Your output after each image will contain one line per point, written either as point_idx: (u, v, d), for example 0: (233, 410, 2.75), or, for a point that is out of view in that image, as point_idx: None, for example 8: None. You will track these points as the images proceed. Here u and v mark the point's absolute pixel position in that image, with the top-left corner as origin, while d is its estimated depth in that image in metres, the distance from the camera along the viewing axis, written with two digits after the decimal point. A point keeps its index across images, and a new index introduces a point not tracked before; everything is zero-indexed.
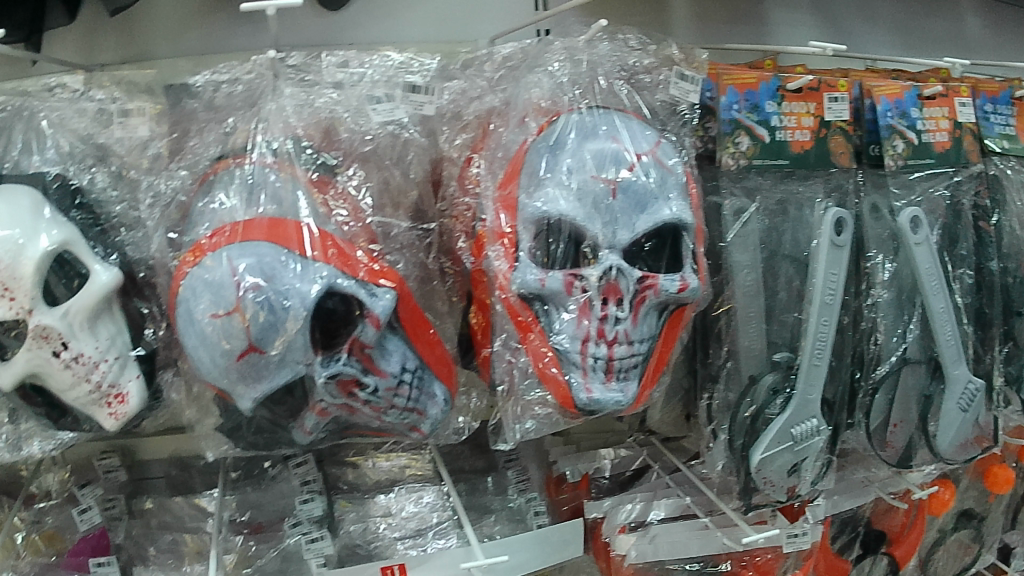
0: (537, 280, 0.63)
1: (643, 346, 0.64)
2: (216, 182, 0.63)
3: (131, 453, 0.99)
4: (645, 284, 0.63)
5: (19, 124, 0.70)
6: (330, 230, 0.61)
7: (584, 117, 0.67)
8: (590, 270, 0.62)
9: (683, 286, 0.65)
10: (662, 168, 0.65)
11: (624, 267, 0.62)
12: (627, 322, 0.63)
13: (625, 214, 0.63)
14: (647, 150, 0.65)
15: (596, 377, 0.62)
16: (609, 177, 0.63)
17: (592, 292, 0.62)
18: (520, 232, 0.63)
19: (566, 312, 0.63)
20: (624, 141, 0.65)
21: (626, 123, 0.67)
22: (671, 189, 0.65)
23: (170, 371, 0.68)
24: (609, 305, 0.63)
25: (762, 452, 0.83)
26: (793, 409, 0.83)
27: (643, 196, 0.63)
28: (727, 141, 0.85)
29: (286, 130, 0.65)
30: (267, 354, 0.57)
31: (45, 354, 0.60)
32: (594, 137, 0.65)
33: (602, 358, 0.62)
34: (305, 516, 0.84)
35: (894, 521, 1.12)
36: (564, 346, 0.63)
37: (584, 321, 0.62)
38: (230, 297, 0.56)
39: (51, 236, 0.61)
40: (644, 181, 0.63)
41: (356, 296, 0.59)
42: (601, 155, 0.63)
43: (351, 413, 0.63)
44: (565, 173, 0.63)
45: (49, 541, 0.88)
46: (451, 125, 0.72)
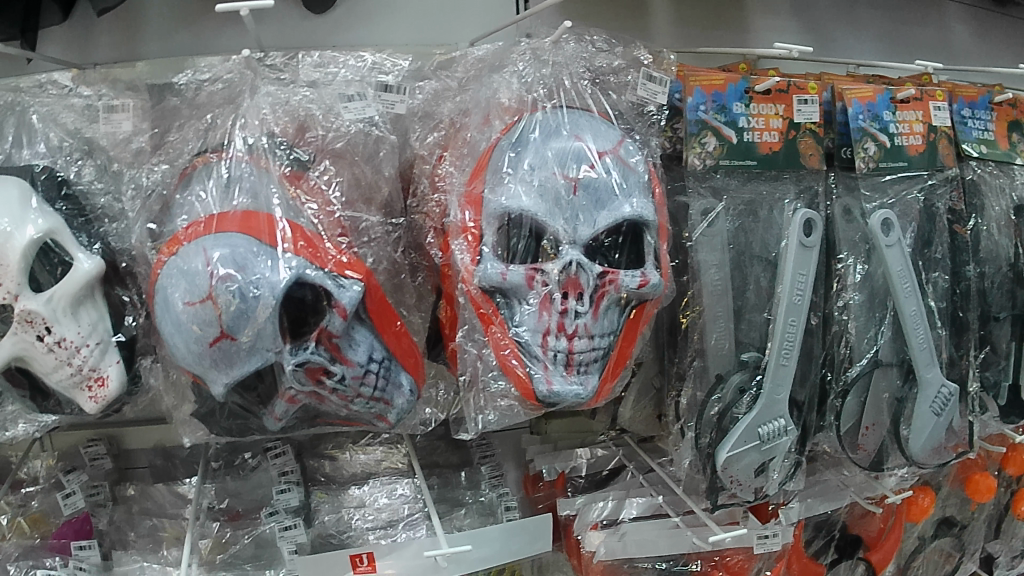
0: (499, 273, 0.65)
1: (603, 341, 0.67)
2: (195, 176, 0.65)
3: (118, 442, 1.02)
4: (605, 280, 0.67)
5: (11, 118, 0.73)
6: (302, 222, 0.64)
7: (548, 117, 0.69)
8: (551, 265, 0.65)
9: (643, 282, 0.68)
10: (624, 166, 0.68)
11: (584, 262, 0.65)
12: (587, 316, 0.66)
13: (586, 211, 0.66)
14: (610, 150, 0.68)
15: (557, 371, 0.65)
16: (571, 175, 0.66)
17: (552, 287, 0.65)
18: (484, 227, 0.66)
19: (528, 306, 0.66)
20: (587, 140, 0.68)
21: (590, 123, 0.70)
22: (633, 188, 0.68)
23: (149, 358, 0.71)
24: (569, 300, 0.66)
25: (729, 451, 0.85)
26: (760, 408, 0.85)
27: (604, 194, 0.66)
28: (694, 142, 0.87)
29: (263, 126, 0.68)
30: (238, 341, 0.60)
31: (30, 338, 0.63)
32: (557, 136, 0.68)
33: (562, 352, 0.65)
34: (282, 505, 0.87)
35: (869, 525, 1.13)
36: (526, 339, 0.66)
37: (545, 315, 0.65)
38: (204, 285, 0.59)
39: (37, 225, 0.63)
40: (606, 179, 0.66)
41: (323, 286, 0.62)
42: (563, 153, 0.67)
43: (320, 401, 0.65)
44: (528, 171, 0.66)
45: (34, 524, 0.90)
46: (423, 124, 0.75)
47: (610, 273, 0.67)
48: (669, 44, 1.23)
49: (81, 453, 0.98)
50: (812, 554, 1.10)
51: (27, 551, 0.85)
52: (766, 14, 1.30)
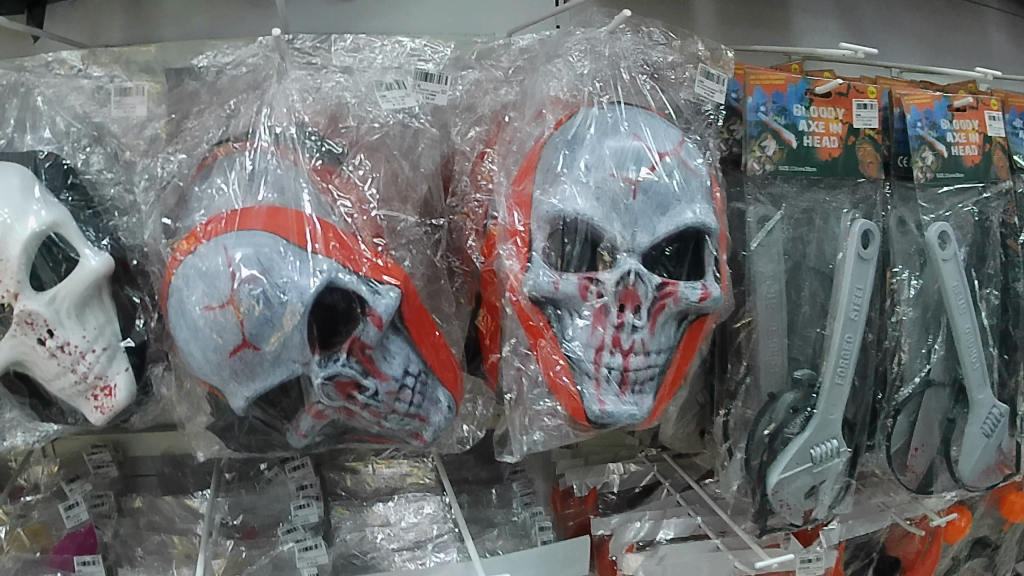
0: (551, 283, 0.59)
1: (660, 358, 0.60)
2: (215, 167, 0.60)
3: (124, 449, 0.95)
4: (665, 291, 0.60)
5: (14, 100, 0.67)
6: (333, 221, 0.58)
7: (605, 112, 0.63)
8: (606, 274, 0.59)
9: (704, 295, 0.62)
10: (686, 169, 0.62)
11: (643, 272, 0.59)
12: (645, 332, 0.59)
13: (645, 216, 0.60)
14: (672, 150, 0.62)
15: (610, 389, 0.59)
16: (630, 177, 0.60)
17: (608, 299, 0.59)
18: (534, 231, 0.60)
19: (580, 319, 0.60)
20: (646, 140, 0.62)
21: (649, 121, 0.64)
22: (695, 192, 0.61)
23: (161, 366, 0.65)
24: (626, 314, 0.59)
25: (780, 474, 0.79)
26: (814, 428, 0.79)
27: (665, 199, 0.60)
28: (754, 145, 0.80)
29: (291, 115, 0.62)
30: (262, 351, 0.54)
31: (31, 341, 0.57)
32: (615, 134, 0.62)
33: (616, 369, 0.58)
34: (301, 522, 0.80)
35: (908, 548, 1.04)
36: (577, 354, 0.60)
37: (599, 329, 0.59)
38: (224, 289, 0.53)
39: (41, 217, 0.57)
40: (667, 183, 0.60)
41: (358, 293, 0.56)
42: (621, 153, 0.60)
43: (350, 417, 0.59)
44: (583, 171, 0.60)
45: (34, 535, 0.84)
46: (464, 118, 0.69)
47: (670, 284, 0.61)
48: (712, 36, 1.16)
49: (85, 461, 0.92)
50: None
51: (25, 568, 0.79)
52: (810, 13, 1.23)
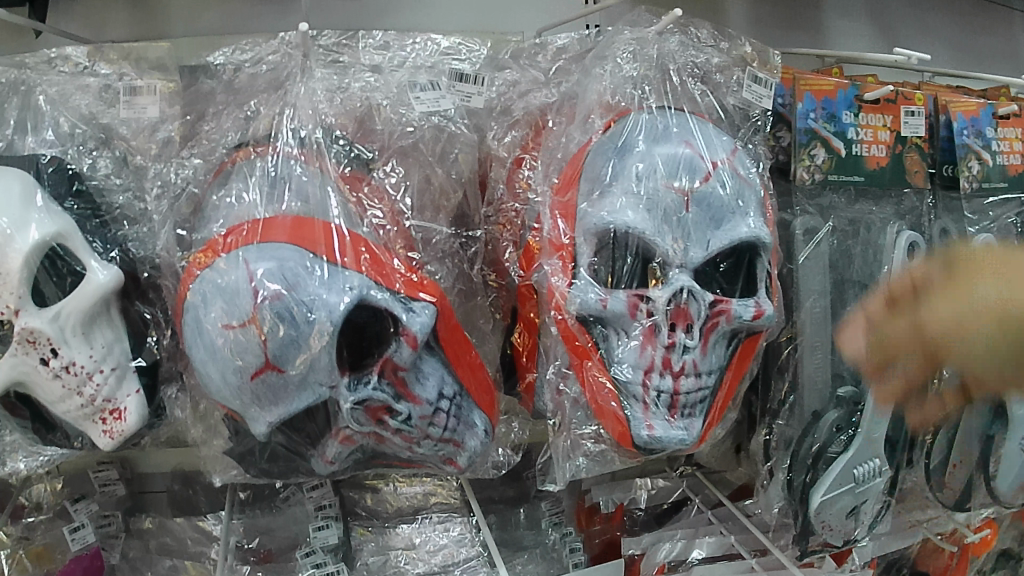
0: (599, 300, 0.55)
1: (711, 380, 0.55)
2: (234, 173, 0.55)
3: (132, 465, 0.89)
4: (718, 309, 0.55)
5: (14, 99, 0.62)
6: (363, 233, 0.54)
7: (655, 118, 0.59)
8: (657, 291, 0.55)
9: (758, 313, 0.57)
10: (739, 179, 0.57)
11: (697, 289, 0.54)
12: (697, 352, 0.54)
13: (699, 229, 0.55)
14: (724, 158, 0.57)
15: (659, 414, 0.54)
16: (682, 187, 0.55)
17: (658, 317, 0.54)
18: (580, 244, 0.56)
19: (627, 338, 0.55)
20: (698, 147, 0.57)
21: (702, 127, 0.59)
22: (749, 204, 0.57)
23: (174, 387, 0.60)
24: (676, 333, 0.54)
25: (823, 494, 0.72)
26: (856, 448, 0.73)
27: (719, 211, 0.55)
28: (803, 153, 0.76)
29: (316, 117, 0.57)
30: (286, 374, 0.50)
31: (33, 361, 0.53)
32: (666, 140, 0.57)
33: (665, 392, 0.54)
34: (319, 544, 0.74)
35: (935, 563, 0.96)
36: (624, 375, 0.55)
37: (648, 349, 0.54)
38: (246, 306, 0.49)
39: (43, 226, 0.53)
40: (721, 193, 0.55)
41: (392, 311, 0.51)
42: (673, 161, 0.56)
43: (380, 442, 0.54)
44: (634, 179, 0.55)
45: (38, 558, 0.78)
46: (500, 121, 0.65)
47: (723, 300, 0.56)
48: (741, 27, 1.11)
49: (89, 477, 0.85)
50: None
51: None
52: (842, 14, 1.19)
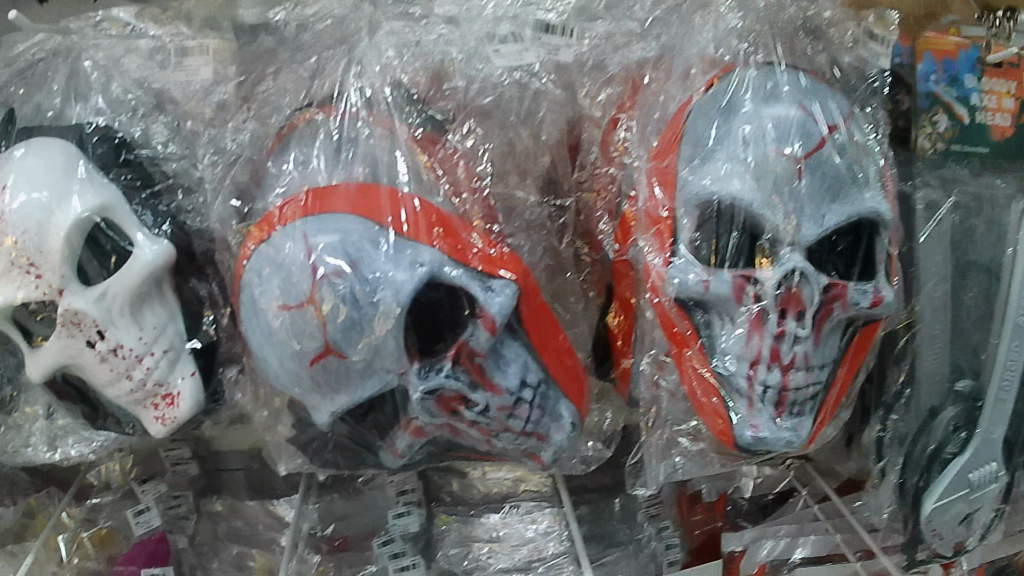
0: (700, 282, 0.48)
1: (823, 375, 0.49)
2: (295, 139, 0.50)
3: (205, 444, 0.76)
4: (832, 293, 0.48)
5: (61, 65, 0.58)
6: (437, 202, 0.48)
7: (767, 74, 0.51)
8: (765, 273, 0.47)
9: (876, 301, 0.49)
10: (858, 147, 0.49)
11: (810, 271, 0.47)
12: (809, 344, 0.47)
13: (814, 202, 0.47)
14: (841, 123, 0.49)
15: (765, 411, 0.48)
16: (796, 154, 0.47)
17: (766, 302, 0.47)
18: (680, 217, 0.49)
19: (732, 326, 0.48)
20: (812, 110, 0.49)
21: (817, 87, 0.51)
22: (868, 175, 0.49)
23: (234, 368, 0.55)
24: (786, 320, 0.47)
25: (936, 500, 0.61)
26: (972, 452, 0.61)
27: (836, 183, 0.48)
28: (924, 120, 0.65)
29: (386, 74, 0.52)
30: (349, 360, 0.45)
31: (79, 343, 0.48)
32: (776, 100, 0.49)
33: (773, 387, 0.47)
34: (399, 532, 0.67)
35: None
36: (727, 367, 0.49)
37: (755, 339, 0.47)
38: (304, 285, 0.44)
39: (86, 199, 0.48)
40: (837, 163, 0.48)
41: (467, 290, 0.46)
42: (784, 123, 0.48)
43: (455, 434, 0.49)
44: (740, 144, 0.48)
45: (101, 543, 0.71)
46: (594, 76, 0.57)
47: (838, 284, 0.48)
48: None
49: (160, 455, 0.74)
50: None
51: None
52: None
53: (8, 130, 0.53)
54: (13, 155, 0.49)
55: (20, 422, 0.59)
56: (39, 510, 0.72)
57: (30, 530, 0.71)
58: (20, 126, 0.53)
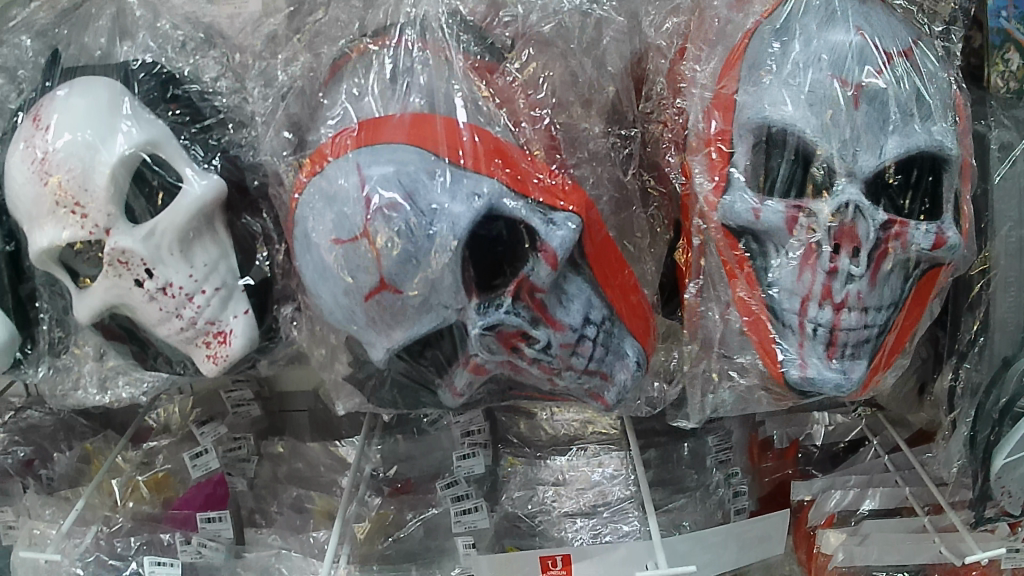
0: (750, 211, 0.47)
1: (881, 319, 0.45)
2: (350, 70, 0.48)
3: (269, 385, 0.76)
4: (890, 232, 0.44)
5: (108, 5, 0.56)
6: (496, 132, 0.46)
7: None
8: (820, 205, 0.45)
9: (938, 243, 0.45)
10: (919, 78, 0.46)
11: (867, 206, 0.44)
12: (864, 284, 0.44)
13: (871, 132, 0.44)
14: (903, 53, 0.46)
15: (815, 350, 0.45)
16: (850, 81, 0.44)
17: (820, 236, 0.45)
18: (737, 142, 0.48)
19: (785, 258, 0.46)
20: (870, 37, 0.46)
21: (880, 12, 0.47)
22: (933, 106, 0.46)
23: (290, 306, 0.53)
24: (839, 256, 0.44)
25: (1007, 457, 0.56)
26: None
27: (893, 113, 0.44)
28: (992, 58, 0.57)
29: (441, 1, 0.50)
30: (405, 295, 0.43)
31: (128, 284, 0.47)
32: (836, 25, 0.46)
33: (823, 326, 0.45)
34: (464, 474, 0.66)
35: None
36: (780, 303, 0.47)
37: (806, 273, 0.45)
38: (357, 219, 0.42)
39: (131, 136, 0.47)
40: (895, 91, 0.45)
41: (528, 223, 0.44)
42: (838, 48, 0.45)
43: (516, 372, 0.47)
44: (796, 70, 0.46)
45: (158, 487, 0.70)
46: (658, 6, 0.56)
47: (898, 222, 0.45)
48: None
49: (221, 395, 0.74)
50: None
51: (140, 527, 0.66)
52: None
53: (53, 71, 0.52)
54: (57, 96, 0.48)
55: (70, 364, 0.58)
56: (95, 455, 0.72)
57: (85, 476, 0.71)
58: (64, 67, 0.52)
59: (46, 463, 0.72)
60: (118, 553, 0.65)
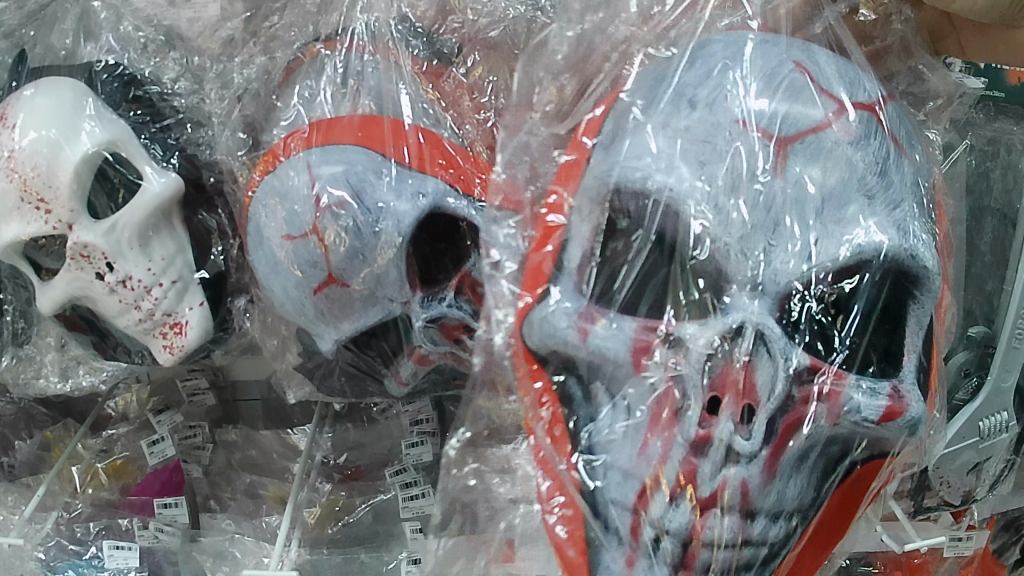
0: (578, 332, 0.39)
1: (768, 525, 0.37)
2: (303, 73, 0.50)
3: (224, 374, 0.74)
4: (811, 388, 0.37)
5: (72, 6, 0.58)
6: (443, 135, 0.48)
7: (755, 45, 0.42)
8: (695, 334, 0.38)
9: (889, 413, 0.37)
10: (881, 141, 0.40)
11: (770, 340, 0.37)
12: (750, 465, 0.36)
13: (799, 213, 0.37)
14: (857, 112, 0.40)
15: (659, 566, 0.38)
16: (769, 141, 0.38)
17: (688, 383, 0.37)
18: (579, 220, 0.41)
19: (627, 421, 0.39)
20: (814, 85, 0.40)
21: (832, 66, 0.42)
22: (883, 185, 0.39)
23: (243, 299, 0.55)
24: (717, 417, 0.36)
25: (945, 449, 0.55)
26: (984, 397, 0.54)
27: (828, 182, 0.38)
28: None
29: (392, 8, 0.52)
30: (352, 289, 0.46)
31: (89, 276, 0.49)
32: (755, 77, 0.40)
33: (680, 528, 0.37)
34: (412, 462, 0.67)
35: None
36: (611, 486, 0.39)
37: (661, 440, 0.37)
38: (307, 216, 0.45)
39: (93, 135, 0.49)
40: (844, 146, 0.38)
41: (469, 220, 0.46)
42: (766, 89, 0.40)
43: (460, 362, 0.51)
44: (690, 121, 0.40)
45: (116, 473, 0.72)
46: None
47: (834, 371, 0.37)
48: None
49: (178, 385, 0.74)
50: (993, 550, 0.72)
51: (98, 512, 0.69)
52: None
53: (19, 71, 0.54)
54: (23, 96, 0.50)
55: (32, 353, 0.60)
56: (55, 443, 0.73)
57: (46, 463, 0.73)
58: (30, 67, 0.54)
59: (7, 451, 0.74)
60: (77, 539, 0.67)
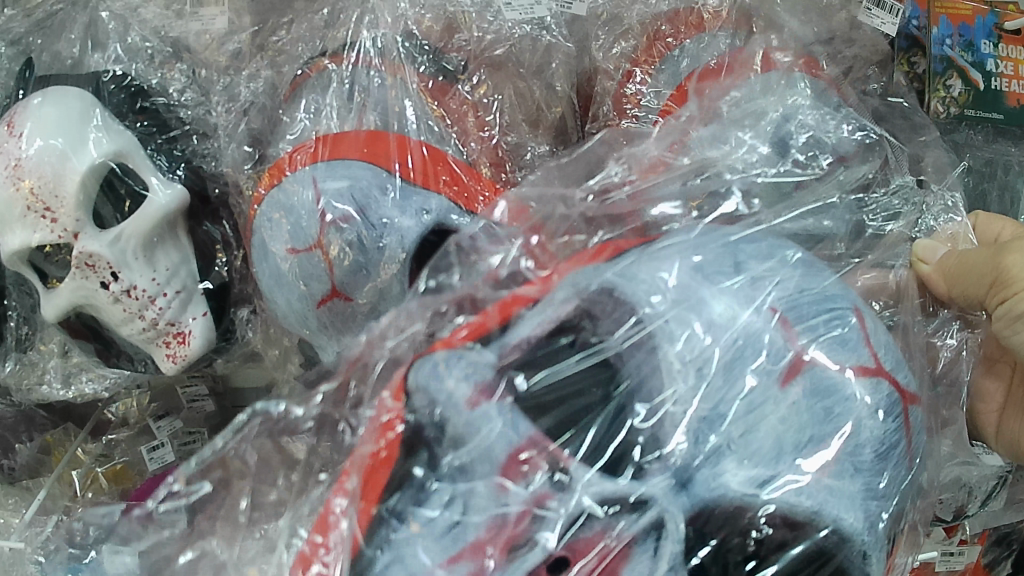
0: (468, 398, 0.33)
1: None
2: (310, 86, 0.51)
3: (222, 381, 0.75)
4: None
5: (79, 15, 0.59)
6: (447, 151, 0.48)
7: (827, 273, 0.38)
8: (597, 490, 0.31)
9: None
10: (895, 432, 0.34)
11: (667, 537, 0.30)
12: None
13: (784, 438, 0.31)
14: (890, 391, 0.35)
15: None
16: (793, 350, 0.33)
17: (553, 526, 0.31)
18: (548, 309, 0.36)
19: (447, 519, 0.31)
20: (870, 341, 0.35)
21: (883, 332, 0.37)
22: (867, 471, 0.33)
23: (246, 309, 0.56)
24: None
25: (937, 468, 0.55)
26: None
27: (823, 430, 0.32)
28: (937, 83, 0.66)
29: (397, 25, 0.53)
30: (355, 303, 0.47)
31: (94, 285, 0.49)
32: (814, 296, 0.36)
33: None
34: None
35: None
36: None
37: (471, 565, 0.30)
38: (312, 231, 0.46)
39: (101, 146, 0.49)
40: (858, 406, 0.33)
41: None
42: (815, 304, 0.35)
43: None
44: (729, 284, 0.35)
45: (116, 478, 0.72)
46: (610, 32, 0.63)
47: None
48: None
49: (178, 391, 0.74)
50: (984, 564, 0.71)
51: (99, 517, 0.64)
52: None
53: (26, 78, 0.54)
54: (30, 104, 0.49)
55: (36, 359, 0.61)
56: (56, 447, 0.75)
57: (46, 467, 0.74)
58: (38, 74, 0.54)
59: (8, 453, 0.73)
60: None
